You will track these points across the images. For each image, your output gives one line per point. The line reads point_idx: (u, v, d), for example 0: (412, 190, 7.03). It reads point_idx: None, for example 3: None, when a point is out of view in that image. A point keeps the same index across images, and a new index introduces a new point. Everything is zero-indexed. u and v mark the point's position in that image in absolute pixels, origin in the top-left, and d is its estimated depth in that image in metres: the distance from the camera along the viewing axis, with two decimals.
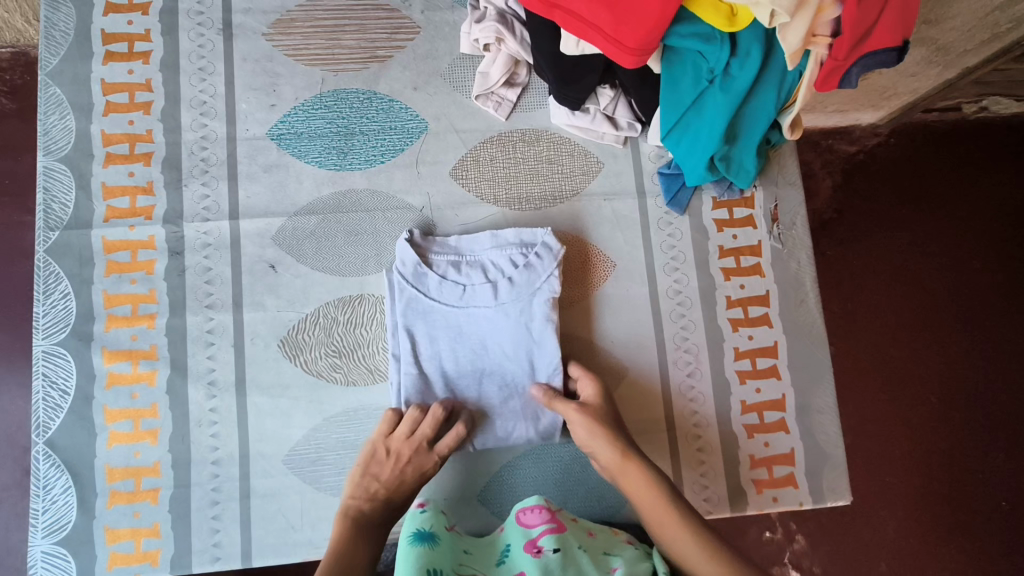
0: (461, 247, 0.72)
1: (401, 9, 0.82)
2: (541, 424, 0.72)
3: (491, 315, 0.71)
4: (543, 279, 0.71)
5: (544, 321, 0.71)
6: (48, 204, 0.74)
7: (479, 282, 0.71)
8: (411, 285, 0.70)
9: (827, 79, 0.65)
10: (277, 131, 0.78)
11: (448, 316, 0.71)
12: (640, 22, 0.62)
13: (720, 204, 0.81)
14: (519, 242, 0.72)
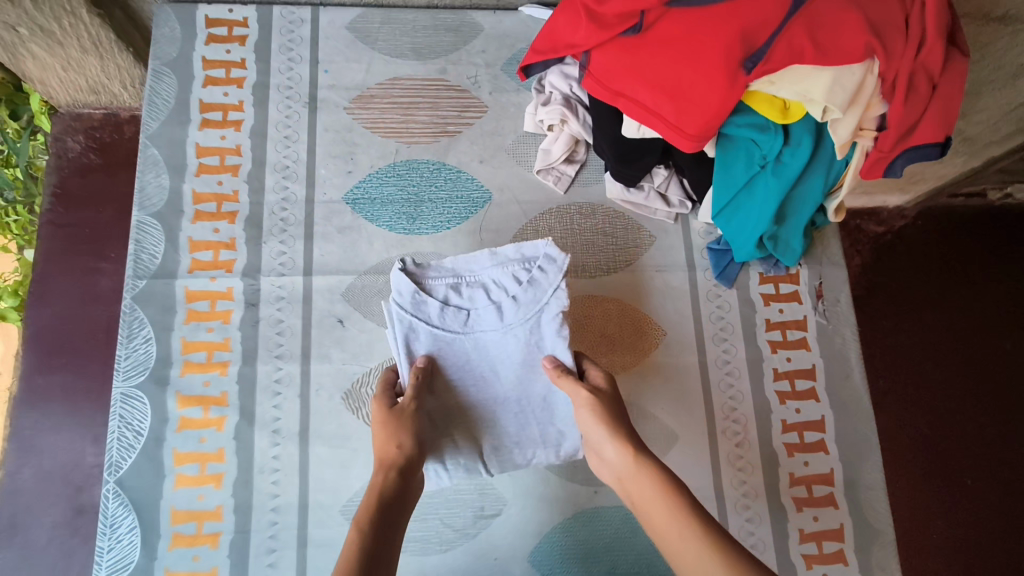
0: (459, 268, 0.69)
1: (471, 89, 0.89)
2: (561, 451, 0.73)
3: (500, 337, 0.69)
4: (550, 294, 0.69)
5: (556, 338, 0.69)
6: (139, 254, 0.79)
7: (483, 305, 0.69)
8: (411, 315, 0.68)
9: (872, 168, 0.70)
10: (352, 195, 0.84)
11: (454, 346, 0.70)
12: (700, 113, 0.67)
13: (767, 279, 0.84)
14: (523, 256, 0.69)
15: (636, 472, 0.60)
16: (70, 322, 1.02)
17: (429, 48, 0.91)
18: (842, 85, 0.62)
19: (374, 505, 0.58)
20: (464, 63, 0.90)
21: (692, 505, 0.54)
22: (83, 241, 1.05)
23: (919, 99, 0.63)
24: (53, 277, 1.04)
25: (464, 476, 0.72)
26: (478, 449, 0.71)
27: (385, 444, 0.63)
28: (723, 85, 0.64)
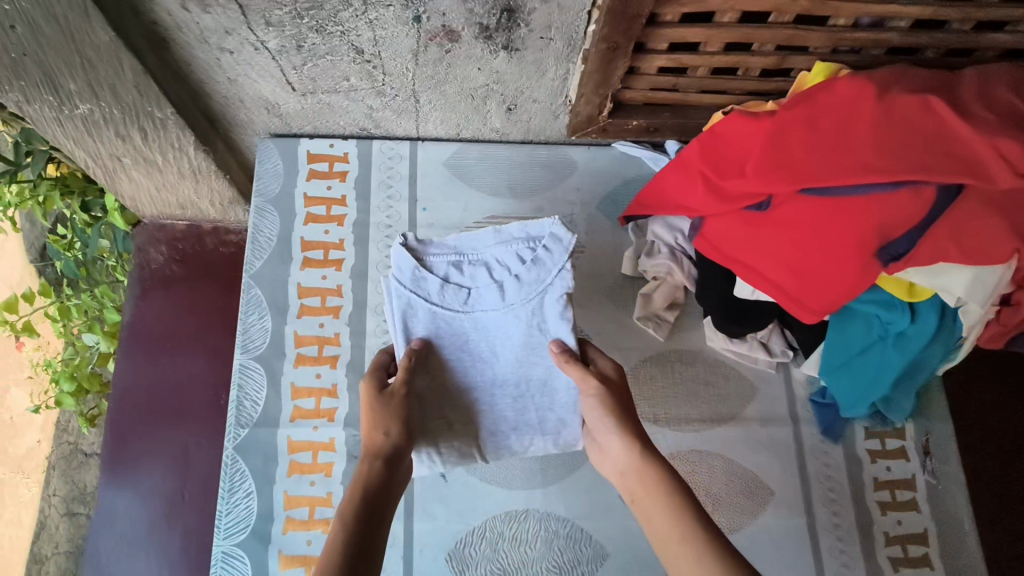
0: (461, 246, 0.68)
1: (567, 228, 0.89)
2: (560, 438, 0.72)
3: (500, 317, 0.69)
4: (554, 274, 0.67)
5: (557, 320, 0.69)
6: (241, 401, 0.79)
7: (485, 283, 0.68)
8: (409, 291, 0.67)
9: (997, 338, 0.70)
10: None
11: (455, 326, 0.69)
12: (826, 293, 0.67)
13: (872, 434, 0.82)
14: (524, 234, 0.68)
15: (641, 469, 0.62)
16: (147, 435, 1.02)
17: (525, 185, 0.91)
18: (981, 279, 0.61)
19: (361, 494, 0.57)
20: (560, 201, 0.91)
21: (692, 509, 0.58)
22: (164, 354, 1.05)
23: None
24: (134, 390, 1.04)
25: (457, 460, 0.71)
26: (474, 434, 0.71)
27: (371, 430, 0.62)
28: (855, 271, 0.64)
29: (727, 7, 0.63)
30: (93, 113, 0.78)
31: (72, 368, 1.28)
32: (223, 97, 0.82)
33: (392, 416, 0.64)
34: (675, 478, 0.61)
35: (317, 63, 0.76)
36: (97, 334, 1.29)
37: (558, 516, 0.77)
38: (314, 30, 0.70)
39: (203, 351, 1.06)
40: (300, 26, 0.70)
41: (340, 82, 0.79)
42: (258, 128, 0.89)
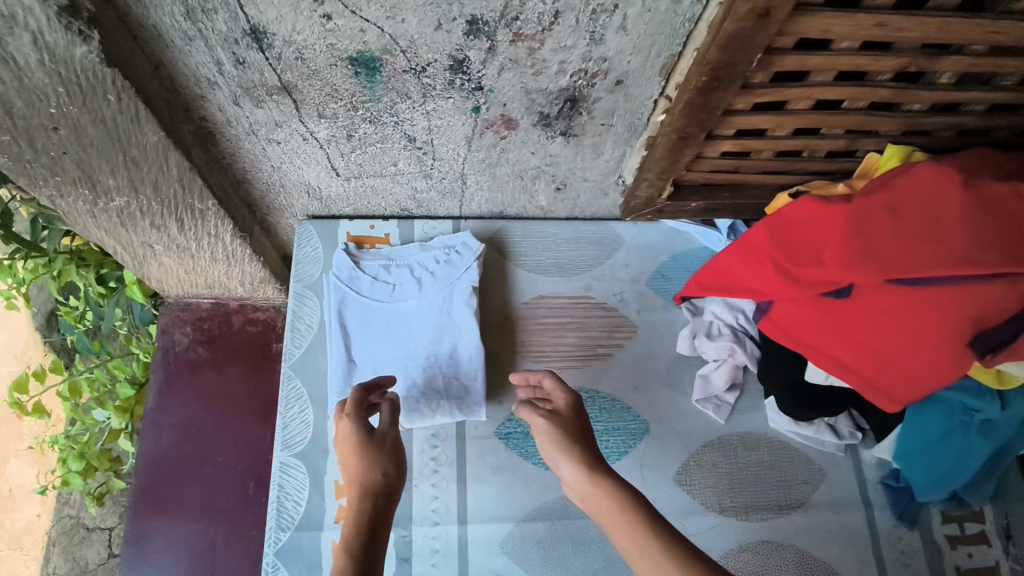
0: (391, 253, 0.83)
1: (617, 306, 0.86)
2: (465, 402, 0.75)
3: (418, 306, 0.79)
4: (463, 271, 0.81)
5: (464, 306, 0.79)
6: (281, 502, 0.75)
7: (406, 281, 0.81)
8: (345, 285, 0.80)
9: None
10: (504, 428, 0.79)
11: (380, 313, 0.79)
12: (913, 381, 0.65)
13: (950, 518, 0.79)
14: (442, 243, 0.84)
15: (594, 489, 0.60)
16: (170, 529, 0.96)
17: (572, 262, 0.88)
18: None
19: (358, 531, 0.58)
20: (609, 278, 0.88)
21: (645, 514, 0.56)
22: (189, 438, 1.00)
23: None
24: (157, 479, 0.98)
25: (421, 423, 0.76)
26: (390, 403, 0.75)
27: (366, 469, 0.63)
28: (944, 361, 0.62)
29: (803, 97, 0.62)
30: (129, 206, 0.75)
31: (82, 445, 1.17)
32: (264, 183, 0.80)
33: (380, 455, 0.64)
34: (621, 483, 0.60)
35: (366, 150, 0.74)
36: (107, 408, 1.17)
37: None
38: (368, 120, 0.68)
39: (231, 439, 1.01)
40: (355, 117, 0.68)
41: (387, 166, 0.77)
42: (296, 211, 0.86)
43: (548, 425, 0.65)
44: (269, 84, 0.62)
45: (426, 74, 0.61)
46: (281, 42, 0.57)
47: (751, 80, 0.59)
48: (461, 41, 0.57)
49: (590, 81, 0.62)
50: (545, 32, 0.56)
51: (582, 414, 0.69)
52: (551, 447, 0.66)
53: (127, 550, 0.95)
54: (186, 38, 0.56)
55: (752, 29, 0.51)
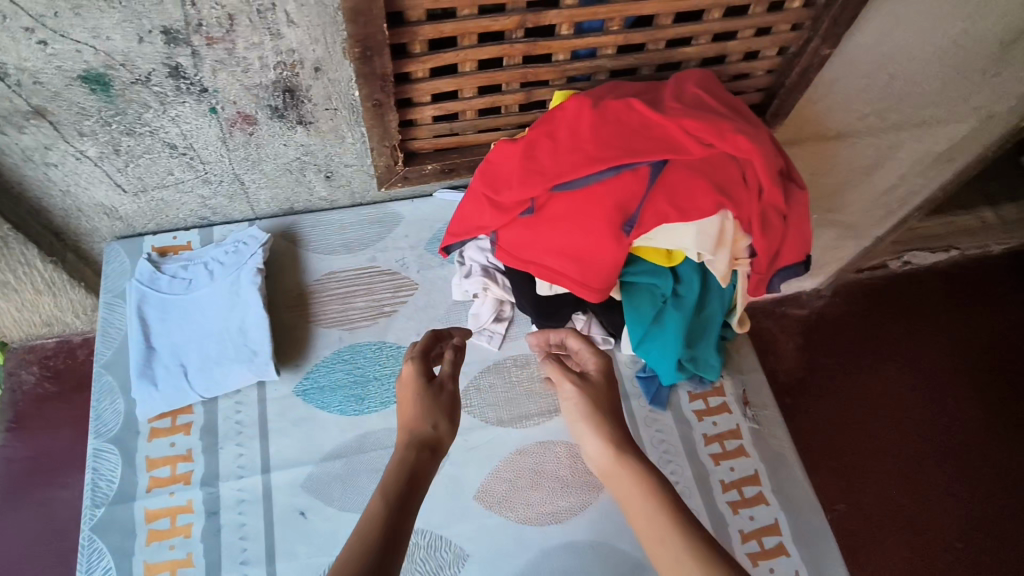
0: (189, 255, 0.95)
1: (401, 270, 0.99)
2: (255, 363, 0.85)
3: (211, 291, 0.90)
4: (248, 256, 0.93)
5: (249, 284, 0.90)
6: (96, 482, 0.82)
7: (200, 273, 0.92)
8: (146, 286, 0.91)
9: (757, 288, 0.83)
10: (302, 386, 0.89)
11: (177, 304, 0.90)
12: (600, 270, 0.78)
13: (696, 396, 0.92)
14: (233, 239, 0.96)
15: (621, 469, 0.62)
16: (22, 553, 1.00)
17: (358, 241, 1.01)
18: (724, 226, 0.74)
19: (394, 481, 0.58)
20: (391, 249, 1.01)
21: (675, 508, 0.57)
22: (38, 469, 1.06)
23: (775, 230, 0.78)
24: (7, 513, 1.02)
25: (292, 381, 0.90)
26: (187, 376, 0.85)
27: (419, 419, 0.64)
28: (611, 247, 0.75)
29: (464, 59, 0.77)
30: None
31: None
32: (61, 209, 0.91)
33: (434, 410, 0.66)
34: (648, 469, 0.61)
35: (138, 162, 0.86)
36: None
37: (418, 528, 0.81)
38: (125, 134, 0.81)
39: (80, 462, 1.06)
40: (112, 132, 0.80)
41: (166, 176, 0.90)
42: (103, 234, 0.98)
43: (579, 393, 0.66)
44: (22, 110, 0.74)
45: (153, 83, 0.75)
46: (16, 70, 0.70)
47: (412, 50, 0.75)
48: (166, 49, 0.71)
49: (294, 71, 0.77)
50: (229, 33, 0.71)
51: (613, 388, 0.70)
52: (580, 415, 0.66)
53: None
54: None
55: (363, 5, 0.65)
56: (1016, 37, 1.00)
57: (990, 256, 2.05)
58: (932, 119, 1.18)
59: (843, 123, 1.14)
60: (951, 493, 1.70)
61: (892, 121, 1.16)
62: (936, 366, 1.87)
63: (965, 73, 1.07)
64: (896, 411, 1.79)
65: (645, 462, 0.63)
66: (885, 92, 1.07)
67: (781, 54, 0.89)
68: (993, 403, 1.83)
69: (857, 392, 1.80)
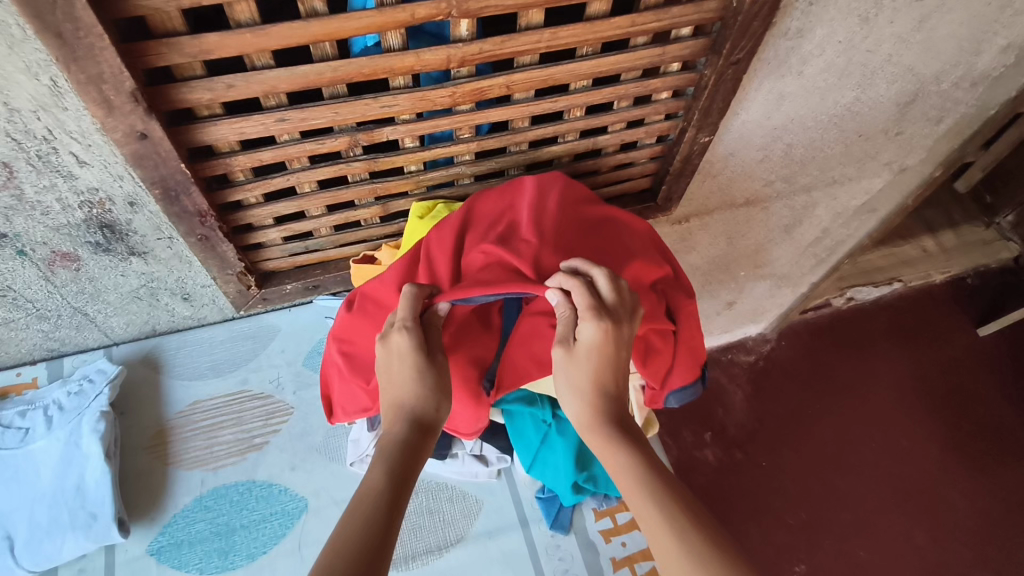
0: (30, 397, 0.84)
1: (275, 391, 0.91)
2: (93, 531, 0.76)
3: (47, 444, 0.80)
4: (94, 398, 0.84)
5: (91, 432, 0.81)
6: None
7: (36, 422, 0.81)
8: None
9: (653, 398, 0.77)
10: (157, 544, 0.79)
11: (7, 461, 0.79)
12: (466, 419, 0.70)
13: (602, 514, 0.86)
14: (80, 374, 0.86)
15: (609, 446, 0.58)
16: None
17: (228, 361, 0.92)
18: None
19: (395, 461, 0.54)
20: (265, 368, 0.93)
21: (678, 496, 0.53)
22: None
23: (660, 355, 0.72)
24: None
25: (144, 539, 0.80)
26: (13, 550, 0.74)
27: (412, 391, 0.58)
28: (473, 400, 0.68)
29: (299, 181, 0.70)
30: None
31: None
32: None
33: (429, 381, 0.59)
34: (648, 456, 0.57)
35: None
36: None
37: None
38: None
39: None
40: None
41: None
42: None
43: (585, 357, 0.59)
44: None
45: None
46: None
47: (235, 178, 0.67)
48: None
49: (105, 208, 0.69)
50: (11, 180, 0.62)
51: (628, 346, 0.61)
52: (576, 379, 0.60)
53: None
54: None
55: (148, 147, 0.57)
56: (911, 99, 0.98)
57: (933, 285, 2.04)
58: (842, 178, 1.15)
59: (750, 190, 1.09)
60: (907, 538, 1.66)
61: (801, 183, 1.13)
62: (885, 401, 1.85)
63: (865, 135, 1.04)
64: (850, 456, 1.76)
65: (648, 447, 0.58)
66: (786, 159, 1.03)
67: (660, 141, 0.85)
68: (945, 436, 1.81)
69: (805, 436, 1.77)
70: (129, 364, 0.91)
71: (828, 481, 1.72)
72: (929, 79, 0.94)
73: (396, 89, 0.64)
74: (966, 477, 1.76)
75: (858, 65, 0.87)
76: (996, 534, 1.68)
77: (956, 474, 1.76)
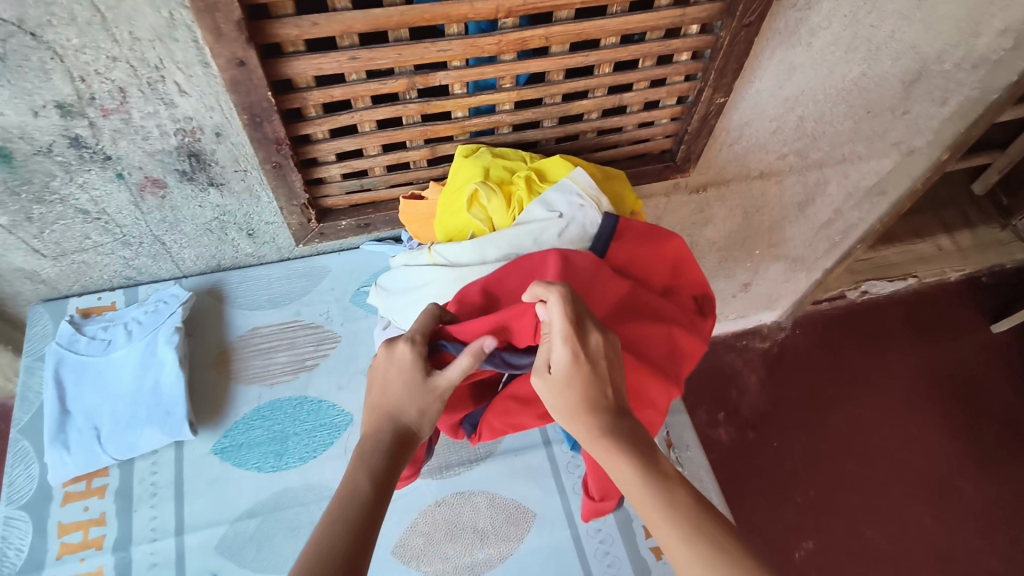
0: (111, 316, 0.95)
1: (325, 323, 1.01)
2: (167, 426, 0.86)
3: (128, 351, 0.90)
4: (168, 315, 0.94)
5: (166, 344, 0.91)
6: (4, 551, 0.80)
7: (117, 335, 0.92)
8: (64, 348, 0.91)
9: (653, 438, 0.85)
10: (220, 445, 0.89)
11: (94, 365, 0.90)
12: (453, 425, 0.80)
13: None
14: (155, 297, 0.97)
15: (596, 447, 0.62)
16: None
17: (284, 295, 1.03)
18: (591, 200, 0.77)
19: (378, 467, 0.59)
20: (316, 302, 1.02)
21: (665, 487, 0.57)
22: None
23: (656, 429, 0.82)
24: None
25: (209, 440, 0.89)
26: (99, 439, 0.85)
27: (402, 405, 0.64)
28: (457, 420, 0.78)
29: (361, 120, 0.80)
30: None
31: None
32: None
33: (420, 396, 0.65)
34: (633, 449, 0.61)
35: (52, 229, 0.88)
36: None
37: None
38: (35, 202, 0.83)
39: None
40: (21, 200, 0.82)
41: (84, 241, 0.91)
42: (28, 296, 0.99)
43: (570, 378, 0.64)
44: None
45: (54, 153, 0.77)
46: None
47: (308, 113, 0.78)
48: (62, 122, 0.73)
49: (195, 137, 0.79)
50: (123, 104, 0.73)
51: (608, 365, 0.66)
52: (560, 403, 0.65)
53: None
54: None
55: (244, 75, 0.68)
56: (915, 77, 1.06)
57: (948, 282, 2.09)
58: (852, 156, 1.23)
59: (765, 162, 1.17)
60: (916, 522, 1.70)
61: (813, 159, 1.21)
62: (897, 391, 1.89)
63: (872, 112, 1.12)
64: (860, 441, 1.80)
65: (631, 444, 0.62)
66: (798, 132, 1.11)
67: (681, 102, 0.94)
68: (956, 427, 1.84)
69: (817, 421, 1.82)
70: (198, 293, 1.01)
71: (838, 464, 1.77)
72: (931, 58, 1.02)
73: (451, 36, 0.74)
74: (974, 467, 1.79)
75: (863, 40, 0.95)
76: (1004, 522, 1.71)
77: (966, 463, 1.79)
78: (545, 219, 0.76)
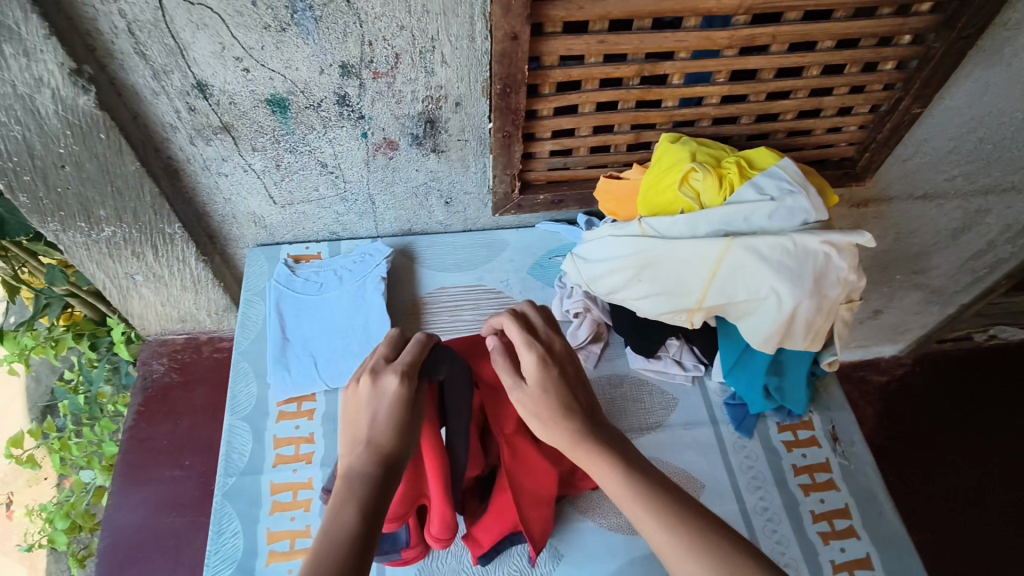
0: (320, 263, 1.07)
1: (505, 290, 1.08)
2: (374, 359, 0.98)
3: (341, 292, 1.04)
4: (375, 266, 1.06)
5: (376, 291, 1.03)
6: (229, 454, 0.91)
7: (329, 278, 1.05)
8: (283, 284, 1.04)
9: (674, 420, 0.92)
10: None
11: (311, 302, 1.03)
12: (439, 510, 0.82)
13: (784, 428, 0.97)
14: (359, 251, 1.09)
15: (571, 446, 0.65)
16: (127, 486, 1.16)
17: (467, 261, 1.11)
18: (796, 183, 0.83)
19: (362, 496, 0.56)
20: (497, 271, 1.10)
21: (649, 477, 0.60)
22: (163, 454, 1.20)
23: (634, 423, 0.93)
24: (138, 453, 1.19)
25: None
26: (314, 365, 0.97)
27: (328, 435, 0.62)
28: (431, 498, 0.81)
29: (585, 100, 0.88)
30: (115, 235, 1.00)
31: (69, 505, 1.32)
32: (219, 214, 1.04)
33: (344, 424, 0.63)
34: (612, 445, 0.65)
35: (292, 178, 0.99)
36: (94, 468, 1.38)
37: None
38: (288, 151, 0.94)
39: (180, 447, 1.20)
40: (278, 148, 0.94)
41: (312, 192, 1.03)
42: (247, 240, 1.11)
43: (540, 379, 0.69)
44: (213, 126, 0.89)
45: (322, 109, 0.88)
46: (219, 92, 0.84)
47: (543, 90, 0.86)
48: (339, 80, 0.84)
49: (438, 105, 0.90)
50: (393, 69, 0.84)
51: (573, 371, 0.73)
52: (534, 407, 0.69)
53: (105, 514, 1.14)
54: (154, 94, 0.83)
55: (511, 48, 0.78)
56: None
57: None
58: (1022, 185, 1.23)
59: (933, 183, 1.19)
60: None
61: (981, 184, 1.21)
62: None
63: None
64: (983, 489, 1.73)
65: (608, 440, 0.66)
66: (975, 153, 1.12)
67: (874, 111, 0.98)
68: None
69: (937, 461, 1.77)
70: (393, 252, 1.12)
71: (959, 509, 1.70)
72: None
73: (688, 28, 0.81)
74: None
75: None
76: None
77: None
78: (756, 201, 0.81)
